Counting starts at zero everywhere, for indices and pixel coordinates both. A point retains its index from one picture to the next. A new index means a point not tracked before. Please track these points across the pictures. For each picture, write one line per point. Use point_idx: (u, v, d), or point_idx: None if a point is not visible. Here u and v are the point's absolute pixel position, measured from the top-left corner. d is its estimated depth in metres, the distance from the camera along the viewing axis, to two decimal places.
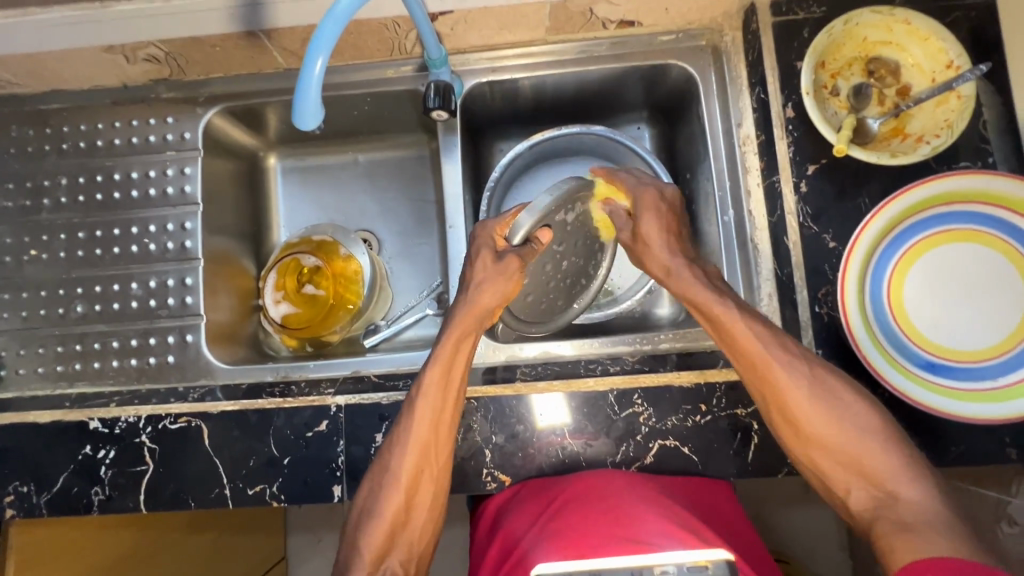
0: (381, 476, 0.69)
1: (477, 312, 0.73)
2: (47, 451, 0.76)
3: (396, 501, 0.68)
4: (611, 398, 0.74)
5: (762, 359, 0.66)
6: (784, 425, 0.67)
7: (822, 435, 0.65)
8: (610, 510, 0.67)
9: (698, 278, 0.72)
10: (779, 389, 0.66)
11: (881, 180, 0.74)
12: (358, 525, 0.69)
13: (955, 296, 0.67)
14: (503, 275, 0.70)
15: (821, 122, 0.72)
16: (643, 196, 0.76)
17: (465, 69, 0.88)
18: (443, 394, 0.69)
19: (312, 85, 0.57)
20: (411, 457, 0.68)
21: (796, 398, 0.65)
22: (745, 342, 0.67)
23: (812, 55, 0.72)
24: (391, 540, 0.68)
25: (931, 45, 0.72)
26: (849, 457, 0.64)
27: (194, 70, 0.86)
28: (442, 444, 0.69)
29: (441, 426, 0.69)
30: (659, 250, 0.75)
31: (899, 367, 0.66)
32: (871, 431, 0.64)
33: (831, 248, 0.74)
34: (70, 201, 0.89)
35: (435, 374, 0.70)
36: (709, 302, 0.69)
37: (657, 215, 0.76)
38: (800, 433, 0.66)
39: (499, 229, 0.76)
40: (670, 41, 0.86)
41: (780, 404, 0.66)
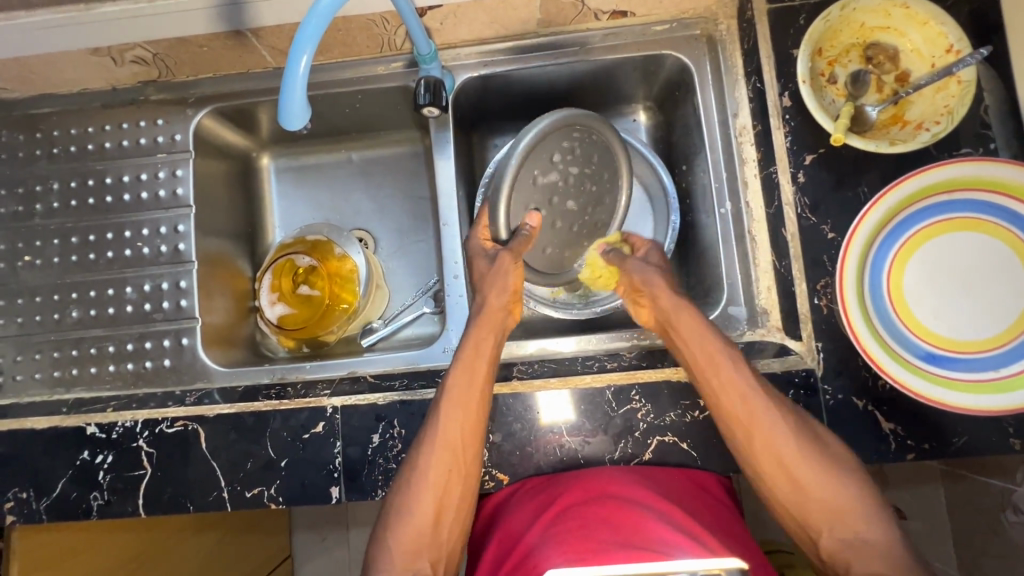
0: (406, 477, 0.68)
1: (491, 315, 0.74)
2: (45, 457, 0.76)
3: (426, 500, 0.67)
4: (608, 395, 0.73)
5: (750, 396, 0.65)
6: (766, 461, 0.65)
7: (803, 470, 0.64)
8: (609, 515, 0.65)
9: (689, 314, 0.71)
10: (761, 428, 0.65)
11: (880, 169, 0.72)
12: (384, 526, 0.67)
13: (953, 285, 0.66)
14: (501, 275, 0.73)
15: (818, 111, 0.70)
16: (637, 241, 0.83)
17: (456, 63, 0.87)
18: (468, 392, 0.68)
19: (297, 84, 0.56)
20: (439, 453, 0.67)
21: (780, 439, 0.64)
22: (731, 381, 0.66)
23: (808, 42, 0.70)
24: (421, 543, 0.66)
25: (930, 29, 0.71)
26: (822, 493, 0.63)
27: (182, 71, 0.85)
28: (471, 443, 0.68)
29: (468, 426, 0.68)
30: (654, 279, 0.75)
31: (901, 361, 0.65)
32: (845, 469, 0.63)
33: (830, 239, 0.73)
34: (62, 206, 0.88)
35: (454, 376, 0.70)
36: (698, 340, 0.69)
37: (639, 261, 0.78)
38: (780, 469, 0.65)
39: (483, 236, 0.77)
40: (664, 31, 0.84)
41: (762, 440, 0.65)
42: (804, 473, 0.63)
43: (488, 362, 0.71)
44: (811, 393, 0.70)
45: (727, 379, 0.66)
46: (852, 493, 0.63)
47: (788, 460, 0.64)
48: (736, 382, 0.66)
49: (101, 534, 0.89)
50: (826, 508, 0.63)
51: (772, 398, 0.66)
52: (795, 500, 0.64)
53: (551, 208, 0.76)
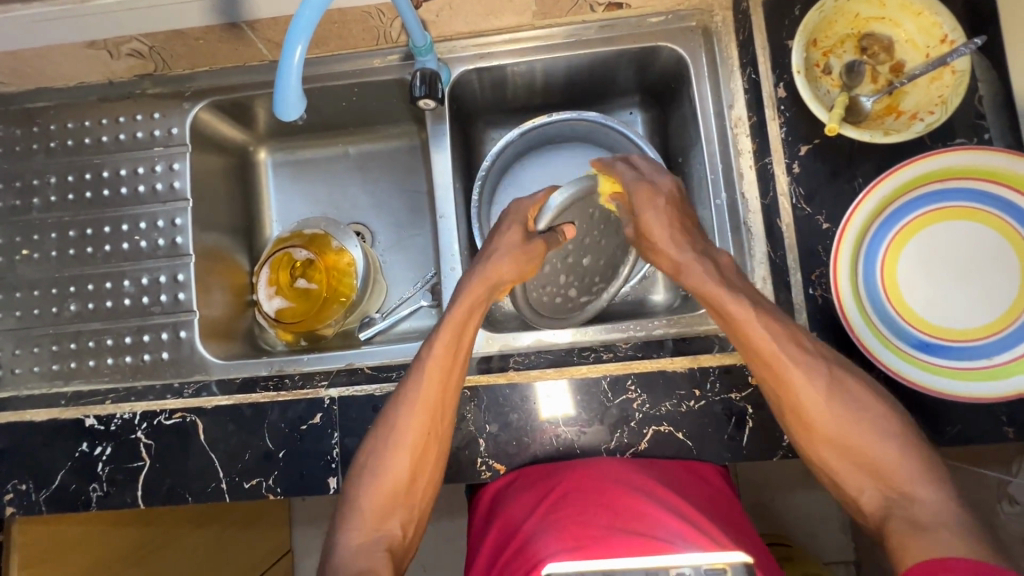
0: (383, 438, 0.68)
1: (485, 281, 0.73)
2: (44, 449, 0.76)
3: (399, 465, 0.68)
4: (604, 385, 0.73)
5: (782, 350, 0.65)
6: (790, 406, 0.66)
7: (828, 413, 0.65)
8: (608, 501, 0.65)
9: (712, 273, 0.70)
10: (789, 373, 0.65)
11: (875, 160, 0.73)
12: (354, 487, 0.68)
13: (948, 274, 0.66)
14: (527, 254, 0.73)
15: (813, 101, 0.70)
16: (639, 190, 0.74)
17: (453, 56, 0.87)
18: (450, 360, 0.70)
19: (292, 74, 0.56)
20: (417, 419, 0.68)
21: (815, 387, 0.65)
22: (761, 336, 0.66)
23: (802, 32, 0.71)
24: (393, 505, 0.68)
25: (925, 19, 0.71)
26: (845, 436, 0.65)
27: (179, 64, 0.85)
28: (447, 409, 0.69)
29: (449, 390, 0.69)
30: (666, 245, 0.73)
31: (893, 349, 0.66)
32: (886, 426, 0.64)
33: (825, 230, 0.73)
34: (60, 200, 0.88)
35: (437, 342, 0.70)
36: (721, 296, 0.68)
37: (659, 209, 0.73)
38: (806, 414, 0.65)
39: (531, 211, 0.77)
40: (659, 23, 0.84)
41: (790, 386, 0.65)
42: (829, 416, 0.65)
43: (472, 329, 0.72)
44: None
45: (759, 332, 0.66)
46: (882, 439, 0.63)
47: (822, 408, 0.65)
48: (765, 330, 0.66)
49: (100, 526, 0.90)
50: (852, 449, 0.65)
51: (806, 353, 0.66)
52: (820, 442, 0.66)
53: (585, 233, 0.80)
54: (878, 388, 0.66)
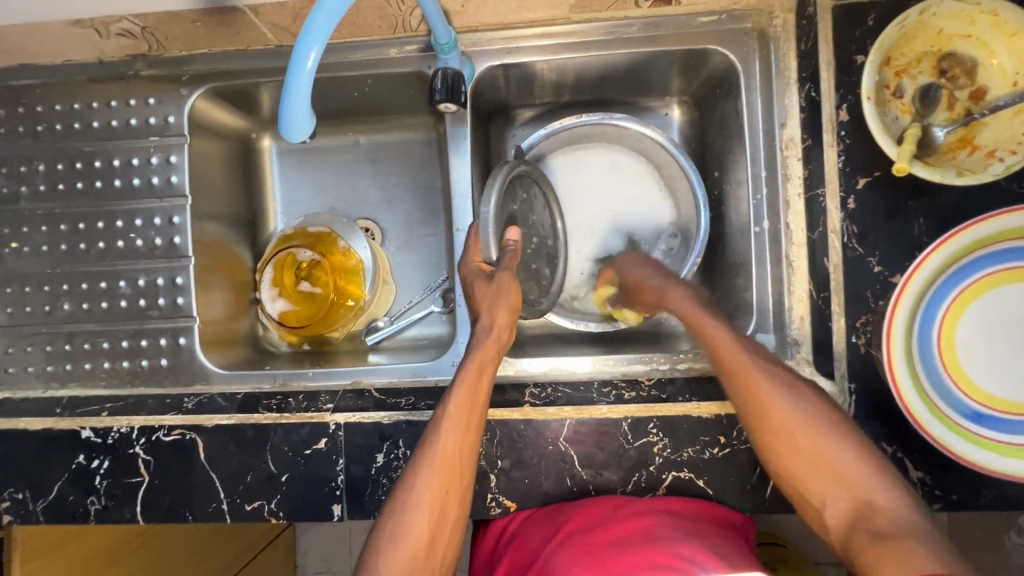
0: (400, 499, 0.63)
1: (494, 338, 0.69)
2: (40, 460, 0.74)
3: (419, 524, 0.61)
4: (624, 427, 0.70)
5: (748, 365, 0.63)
6: (771, 441, 0.61)
7: (800, 437, 0.59)
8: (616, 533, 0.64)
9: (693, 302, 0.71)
10: (764, 389, 0.61)
11: (942, 198, 0.65)
12: (374, 552, 0.61)
13: (1014, 342, 0.60)
14: (502, 293, 0.69)
15: (881, 132, 0.63)
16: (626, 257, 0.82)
17: (477, 49, 0.78)
18: (468, 411, 0.65)
19: (301, 92, 0.49)
20: (433, 477, 0.63)
21: (781, 398, 0.61)
22: (732, 351, 0.64)
23: (877, 52, 0.62)
24: (413, 570, 0.60)
25: (1019, 42, 0.62)
26: (829, 468, 0.57)
27: (175, 45, 0.77)
28: (467, 462, 0.65)
29: (465, 445, 0.65)
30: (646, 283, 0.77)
31: (944, 419, 0.60)
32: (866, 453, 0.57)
33: (877, 273, 0.67)
34: (49, 190, 0.82)
35: (453, 397, 0.66)
36: (696, 316, 0.69)
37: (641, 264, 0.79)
38: (780, 431, 0.60)
39: (479, 257, 0.72)
40: (710, 23, 0.75)
41: (762, 406, 0.61)
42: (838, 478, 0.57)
43: (486, 382, 0.67)
44: None
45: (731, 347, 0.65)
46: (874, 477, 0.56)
47: (789, 422, 0.60)
48: (756, 367, 0.63)
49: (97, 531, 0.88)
50: (830, 476, 0.57)
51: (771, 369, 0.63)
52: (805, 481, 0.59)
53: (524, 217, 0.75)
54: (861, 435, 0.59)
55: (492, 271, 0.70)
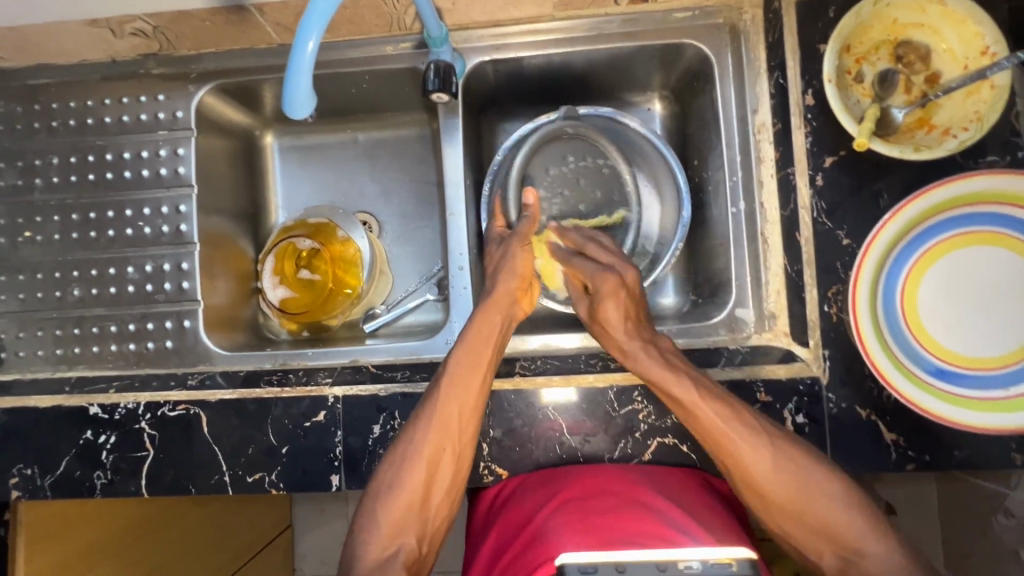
0: (400, 452, 0.67)
1: (496, 302, 0.73)
2: (48, 436, 0.77)
3: (415, 475, 0.65)
4: (610, 395, 0.73)
5: (729, 436, 0.63)
6: (754, 498, 0.64)
7: (788, 502, 0.62)
8: (611, 505, 0.64)
9: (656, 358, 0.68)
10: (745, 456, 0.62)
11: (903, 174, 0.70)
12: (372, 503, 0.66)
13: (969, 303, 0.65)
14: (517, 250, 0.77)
15: (842, 113, 0.68)
16: (605, 281, 0.72)
17: (468, 46, 0.84)
18: (469, 372, 0.68)
19: (304, 71, 0.53)
20: (433, 431, 0.66)
21: (761, 464, 0.62)
22: (711, 418, 0.64)
23: (836, 39, 0.68)
24: (407, 519, 0.64)
25: (967, 29, 0.67)
26: (814, 523, 0.61)
27: (184, 45, 0.82)
28: (468, 422, 0.68)
29: (467, 405, 0.68)
30: (617, 334, 0.71)
31: (908, 374, 0.65)
32: (844, 497, 0.62)
33: (845, 245, 0.71)
34: (62, 181, 0.86)
35: (456, 355, 0.69)
36: (667, 381, 0.66)
37: (618, 301, 0.71)
38: (765, 495, 0.62)
39: (499, 224, 0.84)
40: (685, 18, 0.80)
41: (749, 476, 0.63)
42: (784, 500, 0.62)
43: (489, 343, 0.70)
44: (815, 400, 0.70)
45: (712, 418, 0.64)
46: (851, 514, 0.61)
47: (774, 488, 0.62)
48: (734, 437, 0.63)
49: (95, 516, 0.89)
50: (819, 530, 0.61)
51: (749, 433, 0.63)
52: (790, 530, 0.63)
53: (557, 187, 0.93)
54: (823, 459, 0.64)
55: (510, 226, 0.83)
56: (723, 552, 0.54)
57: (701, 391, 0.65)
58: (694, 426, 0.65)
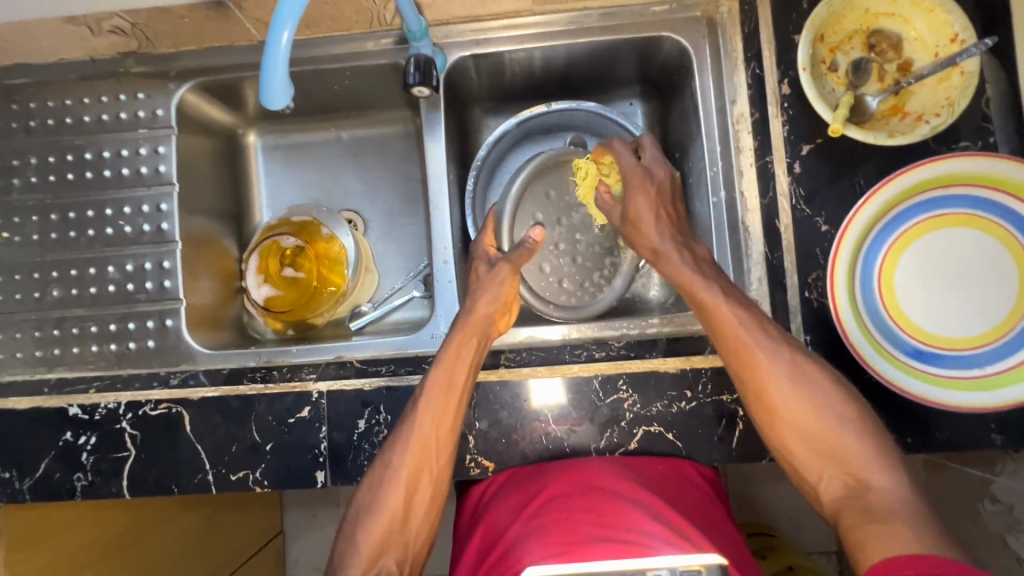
0: (380, 473, 0.68)
1: (473, 322, 0.73)
2: (28, 437, 0.76)
3: (394, 497, 0.68)
4: (595, 384, 0.73)
5: (751, 343, 0.65)
6: (762, 410, 0.66)
7: (797, 417, 0.65)
8: (594, 504, 0.65)
9: (687, 260, 0.71)
10: (761, 365, 0.65)
11: (878, 161, 0.71)
12: (355, 520, 0.69)
13: (946, 285, 0.66)
14: (497, 282, 0.76)
15: (818, 100, 0.69)
16: (633, 176, 0.77)
17: (449, 41, 0.84)
18: (444, 397, 0.68)
19: (279, 60, 0.54)
20: (409, 456, 0.68)
21: (777, 373, 0.65)
22: (731, 324, 0.66)
23: (809, 28, 0.69)
24: (388, 539, 0.67)
25: (936, 18, 0.69)
26: (817, 437, 0.64)
27: (163, 42, 0.82)
28: (444, 446, 0.69)
29: (443, 429, 0.68)
30: (648, 231, 0.76)
31: (887, 356, 0.66)
32: (850, 421, 0.63)
33: (824, 232, 0.72)
34: (41, 181, 0.86)
35: (431, 381, 0.69)
36: (693, 284, 0.69)
37: (647, 194, 0.76)
38: (773, 405, 0.65)
39: (489, 243, 0.83)
40: (663, 12, 0.81)
41: (762, 385, 0.65)
42: (794, 410, 0.65)
43: (465, 366, 0.71)
44: None
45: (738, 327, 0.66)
46: (856, 440, 0.63)
47: (785, 400, 0.65)
48: (753, 348, 0.65)
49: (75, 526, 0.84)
50: (823, 447, 0.64)
51: (771, 343, 0.66)
52: (792, 446, 0.65)
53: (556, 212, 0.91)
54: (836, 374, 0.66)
55: (494, 257, 0.80)
56: (696, 557, 0.58)
57: (726, 296, 0.67)
58: (714, 332, 0.67)
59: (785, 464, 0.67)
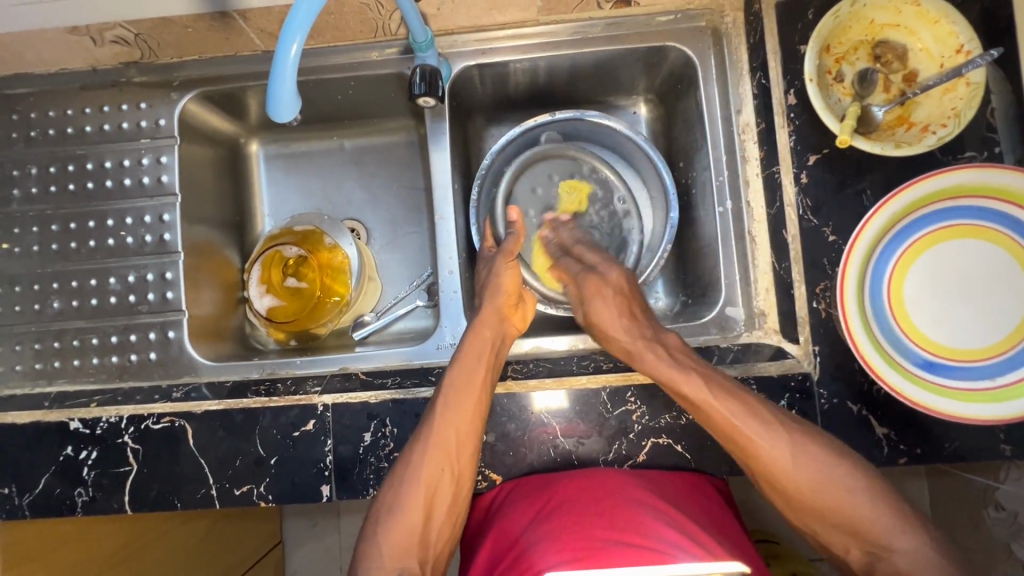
0: (400, 473, 0.67)
1: (489, 317, 0.74)
2: (27, 452, 0.75)
3: (415, 497, 0.66)
4: (603, 396, 0.72)
5: (743, 429, 0.64)
6: (771, 486, 0.65)
7: (806, 495, 0.63)
8: (605, 509, 0.66)
9: (662, 356, 0.69)
10: (761, 447, 0.64)
11: (884, 171, 0.71)
12: (373, 529, 0.66)
13: (954, 294, 0.66)
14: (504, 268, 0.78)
15: (824, 111, 0.69)
16: (588, 282, 0.79)
17: (454, 51, 0.84)
18: (465, 394, 0.68)
19: (287, 71, 0.53)
20: (430, 453, 0.67)
21: (780, 455, 0.63)
22: (722, 416, 0.64)
23: (817, 38, 0.69)
24: (409, 544, 0.65)
25: (941, 29, 0.69)
26: (832, 507, 0.63)
27: (166, 52, 0.82)
28: (465, 445, 0.68)
29: (463, 428, 0.68)
30: (618, 335, 0.74)
31: (897, 367, 0.65)
32: (860, 485, 0.62)
33: (832, 242, 0.72)
34: (41, 192, 0.85)
35: (451, 377, 0.69)
36: (675, 379, 0.67)
37: (605, 298, 0.77)
38: (781, 484, 0.64)
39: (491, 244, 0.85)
40: (668, 21, 0.81)
41: (766, 467, 0.64)
42: (805, 492, 0.63)
43: (484, 365, 0.71)
44: (807, 397, 0.70)
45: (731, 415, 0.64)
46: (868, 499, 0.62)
47: (792, 477, 0.63)
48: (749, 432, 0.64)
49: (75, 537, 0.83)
50: (839, 520, 0.63)
51: (767, 430, 0.64)
52: (807, 517, 0.65)
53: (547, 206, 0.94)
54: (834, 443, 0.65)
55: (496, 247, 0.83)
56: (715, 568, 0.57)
57: (710, 387, 0.65)
58: (707, 422, 0.66)
59: (808, 534, 0.66)
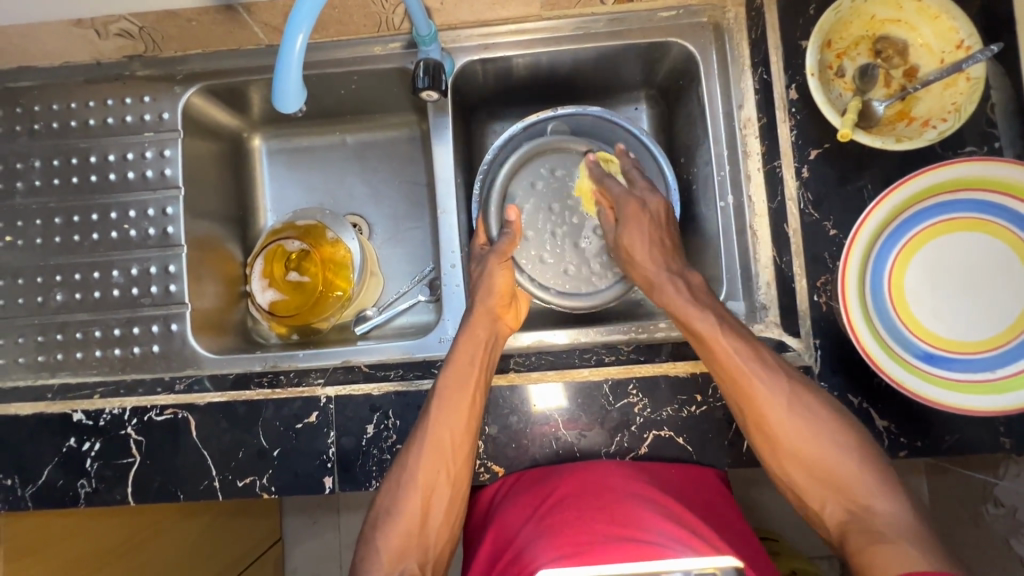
0: (396, 476, 0.69)
1: (481, 319, 0.75)
2: (30, 444, 0.75)
3: (412, 500, 0.68)
4: (605, 389, 0.73)
5: (746, 368, 0.66)
6: (762, 434, 0.67)
7: (795, 446, 0.66)
8: (605, 503, 0.65)
9: (682, 291, 0.73)
10: (758, 391, 0.66)
11: (885, 166, 0.72)
12: (374, 529, 0.69)
13: (955, 287, 0.66)
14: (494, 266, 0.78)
15: (826, 105, 0.69)
16: (626, 206, 0.81)
17: (457, 46, 0.84)
18: (459, 398, 0.69)
19: (293, 63, 0.53)
20: (426, 457, 0.68)
21: (776, 402, 0.66)
22: (726, 353, 0.67)
23: (818, 34, 0.69)
24: (407, 544, 0.68)
25: (942, 24, 0.69)
26: (816, 469, 0.65)
27: (170, 45, 0.82)
28: (461, 447, 0.69)
29: (457, 430, 0.69)
30: (645, 263, 0.78)
31: (897, 358, 0.66)
32: (848, 448, 0.64)
33: (832, 237, 0.72)
34: (45, 185, 0.85)
35: (443, 382, 0.70)
36: (689, 315, 0.70)
37: (642, 225, 0.79)
38: (772, 433, 0.66)
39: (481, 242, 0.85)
40: (670, 17, 0.82)
41: (761, 412, 0.66)
42: (795, 440, 0.66)
43: (478, 367, 0.71)
44: None
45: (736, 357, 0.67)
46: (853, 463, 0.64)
47: (783, 426, 0.66)
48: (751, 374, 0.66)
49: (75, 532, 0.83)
50: (823, 477, 0.65)
51: (769, 374, 0.67)
52: (790, 473, 0.67)
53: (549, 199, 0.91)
54: (830, 400, 0.67)
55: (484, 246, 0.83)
56: (709, 561, 0.55)
57: (721, 325, 0.68)
58: (711, 362, 0.68)
59: (785, 488, 0.69)
